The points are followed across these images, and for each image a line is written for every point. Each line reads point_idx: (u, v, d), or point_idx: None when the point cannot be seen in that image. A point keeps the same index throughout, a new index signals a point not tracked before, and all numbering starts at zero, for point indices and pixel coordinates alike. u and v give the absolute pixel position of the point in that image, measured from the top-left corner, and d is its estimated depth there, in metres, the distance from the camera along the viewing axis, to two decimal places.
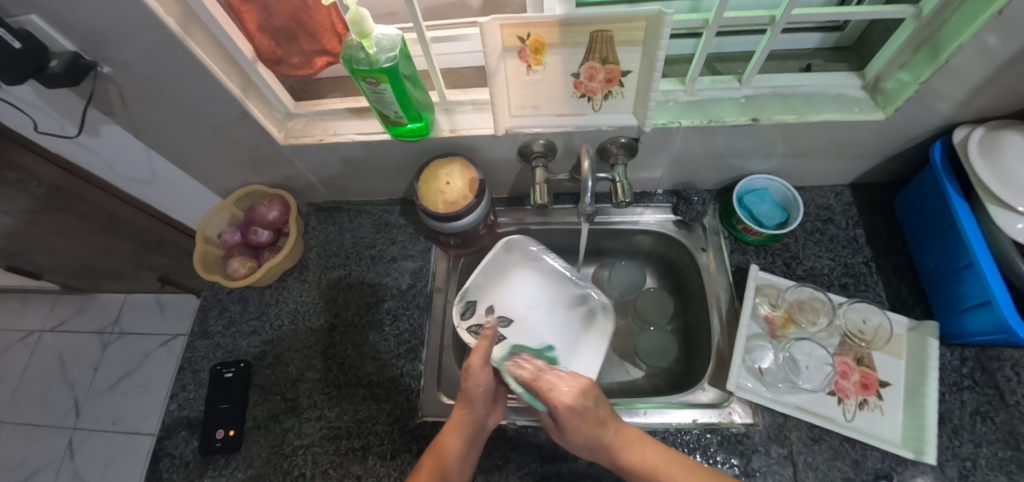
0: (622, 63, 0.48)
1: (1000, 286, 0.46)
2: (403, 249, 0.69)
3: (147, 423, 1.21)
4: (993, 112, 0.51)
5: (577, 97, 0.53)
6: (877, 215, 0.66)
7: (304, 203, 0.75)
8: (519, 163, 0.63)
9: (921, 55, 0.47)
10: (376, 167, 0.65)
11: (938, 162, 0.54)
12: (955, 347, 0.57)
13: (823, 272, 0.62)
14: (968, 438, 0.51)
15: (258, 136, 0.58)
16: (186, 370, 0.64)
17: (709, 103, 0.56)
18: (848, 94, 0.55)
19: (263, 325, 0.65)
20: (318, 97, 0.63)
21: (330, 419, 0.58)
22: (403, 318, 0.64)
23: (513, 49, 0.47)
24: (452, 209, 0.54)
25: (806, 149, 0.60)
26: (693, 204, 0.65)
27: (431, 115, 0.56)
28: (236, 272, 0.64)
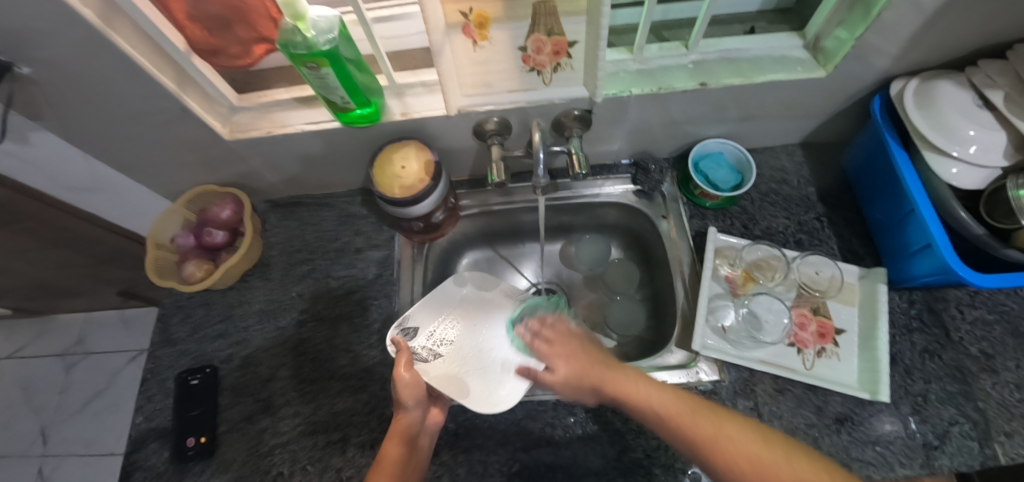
0: (567, 34, 0.48)
1: (940, 229, 0.49)
2: (367, 239, 0.68)
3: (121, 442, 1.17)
4: (927, 64, 0.53)
5: (527, 72, 0.52)
6: (827, 173, 0.68)
7: (260, 201, 0.72)
8: (476, 144, 0.63)
9: (857, 12, 0.48)
10: (330, 158, 0.64)
11: (879, 116, 0.56)
12: (903, 291, 0.60)
13: (779, 230, 0.64)
14: (919, 376, 0.54)
15: (202, 133, 0.56)
16: (151, 381, 0.62)
17: (659, 70, 0.56)
18: (792, 55, 0.56)
19: (229, 327, 0.63)
20: (264, 88, 0.60)
21: (307, 415, 0.57)
22: (373, 308, 0.63)
23: (457, 25, 0.45)
24: (410, 193, 0.54)
25: (756, 112, 0.62)
26: (651, 174, 0.68)
27: (381, 100, 0.55)
28: (192, 276, 0.61)
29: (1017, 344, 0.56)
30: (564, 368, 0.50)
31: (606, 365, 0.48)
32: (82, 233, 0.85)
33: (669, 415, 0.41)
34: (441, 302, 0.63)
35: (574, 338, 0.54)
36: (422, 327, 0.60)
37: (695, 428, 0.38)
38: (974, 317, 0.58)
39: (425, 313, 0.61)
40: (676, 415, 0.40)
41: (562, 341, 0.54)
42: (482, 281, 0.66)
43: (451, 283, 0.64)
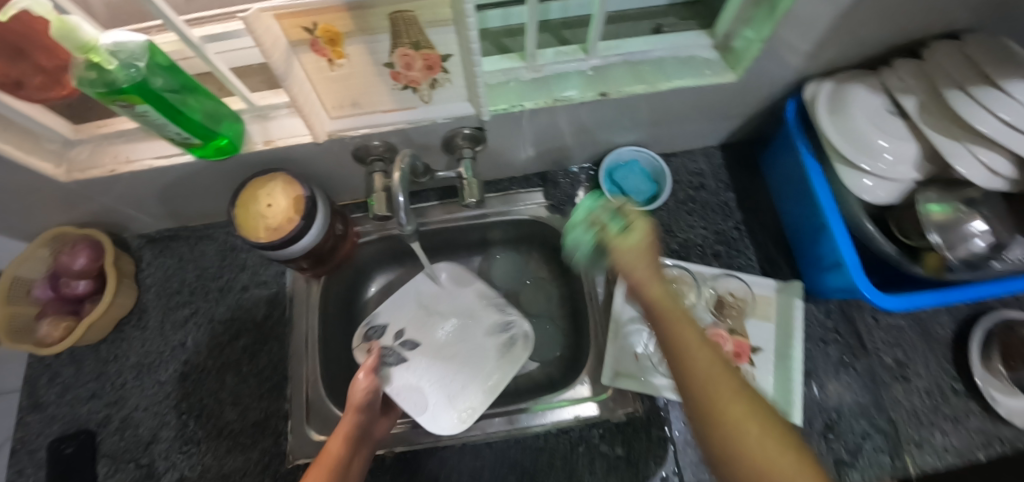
0: (438, 47, 0.41)
1: (849, 248, 0.46)
2: (254, 275, 0.61)
3: None
4: (840, 63, 0.50)
5: (401, 89, 0.45)
6: (747, 174, 0.63)
7: (134, 237, 0.64)
8: (360, 167, 0.56)
9: (762, 10, 0.43)
10: (199, 187, 0.56)
11: (791, 122, 0.52)
12: (820, 301, 0.57)
13: (696, 243, 0.59)
14: (833, 390, 0.53)
15: (27, 173, 0.47)
16: (21, 452, 0.55)
17: (553, 78, 0.50)
18: (700, 56, 0.51)
19: (104, 385, 0.57)
20: (107, 116, 0.51)
21: (193, 479, 0.52)
22: (263, 354, 0.57)
23: (303, 42, 0.38)
24: (276, 236, 0.47)
25: (668, 115, 0.56)
26: (561, 185, 0.61)
27: (234, 125, 0.48)
28: (49, 337, 0.53)
29: (927, 348, 0.55)
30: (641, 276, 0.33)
31: (635, 255, 0.35)
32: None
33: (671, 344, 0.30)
34: (414, 299, 0.64)
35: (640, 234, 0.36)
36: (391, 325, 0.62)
37: (707, 381, 0.27)
38: (887, 323, 0.56)
39: (396, 314, 0.63)
40: (676, 346, 0.29)
41: (634, 244, 0.36)
42: (459, 275, 0.65)
43: (424, 277, 0.65)
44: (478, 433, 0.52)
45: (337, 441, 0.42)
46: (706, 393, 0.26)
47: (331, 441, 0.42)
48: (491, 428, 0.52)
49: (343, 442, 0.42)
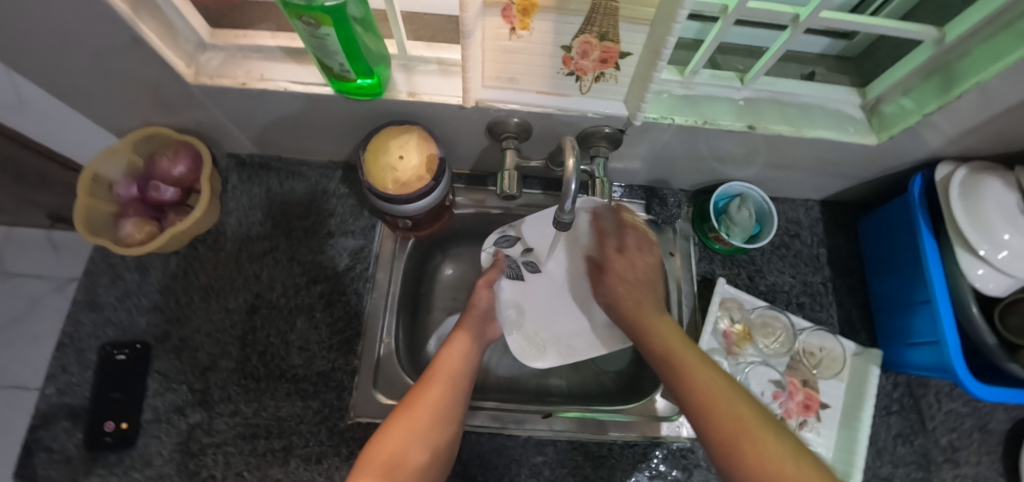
0: (622, 42, 0.40)
1: (951, 329, 0.47)
2: (343, 222, 0.60)
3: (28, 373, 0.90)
4: (977, 151, 0.50)
5: (565, 75, 0.45)
6: (840, 235, 0.65)
7: (224, 155, 0.63)
8: (487, 140, 0.56)
9: (931, 83, 0.44)
10: (314, 124, 0.55)
11: (916, 197, 0.52)
12: (890, 372, 0.58)
13: (784, 289, 0.61)
14: (889, 459, 0.54)
15: (156, 70, 0.45)
16: (68, 349, 0.53)
17: (705, 100, 0.50)
18: (846, 112, 0.52)
19: (168, 300, 0.55)
20: (242, 27, 0.49)
21: (247, 415, 0.51)
22: (339, 304, 0.56)
23: (495, 6, 0.37)
24: (405, 191, 0.47)
25: (789, 162, 0.57)
26: (668, 206, 0.63)
27: (386, 70, 0.46)
28: (130, 238, 0.52)
29: (982, 439, 0.56)
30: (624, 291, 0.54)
31: (643, 308, 0.51)
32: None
33: (711, 412, 0.37)
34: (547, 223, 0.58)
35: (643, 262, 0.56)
36: (524, 240, 0.59)
37: (754, 444, 0.33)
38: (950, 408, 0.57)
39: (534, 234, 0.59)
40: (710, 403, 0.38)
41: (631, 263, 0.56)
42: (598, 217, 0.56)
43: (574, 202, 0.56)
44: (543, 429, 0.52)
45: (447, 358, 0.49)
46: (713, 399, 0.38)
47: (442, 356, 0.49)
48: (558, 426, 0.53)
49: (453, 358, 0.49)
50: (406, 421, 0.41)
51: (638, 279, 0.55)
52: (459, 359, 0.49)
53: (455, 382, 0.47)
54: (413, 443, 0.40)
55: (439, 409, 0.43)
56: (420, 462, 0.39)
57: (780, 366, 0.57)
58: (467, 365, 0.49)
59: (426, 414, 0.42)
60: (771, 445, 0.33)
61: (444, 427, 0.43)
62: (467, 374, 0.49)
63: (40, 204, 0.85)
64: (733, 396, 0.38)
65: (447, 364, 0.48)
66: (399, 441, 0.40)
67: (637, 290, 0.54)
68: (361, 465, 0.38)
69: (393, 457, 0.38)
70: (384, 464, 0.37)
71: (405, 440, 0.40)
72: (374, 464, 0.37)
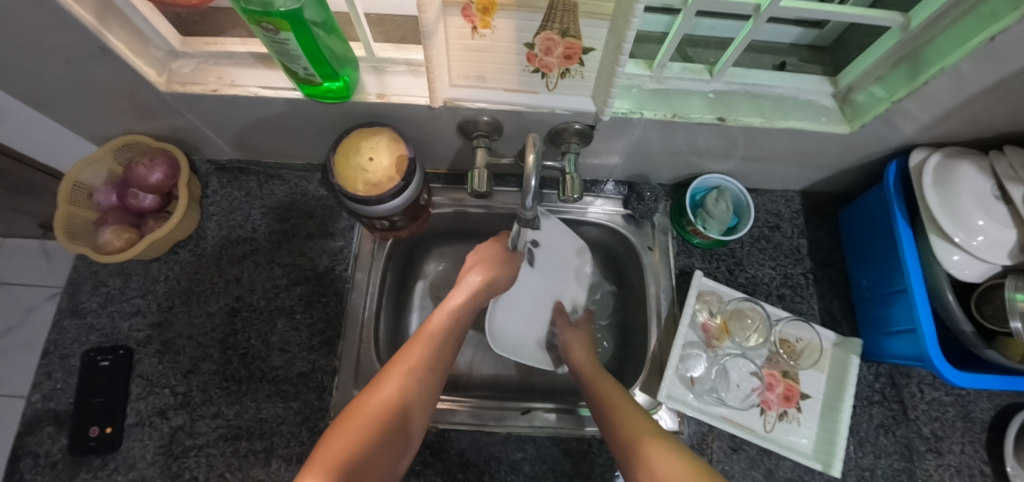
0: (584, 38, 0.40)
1: (927, 317, 0.47)
2: (323, 225, 0.61)
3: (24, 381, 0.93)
4: (950, 137, 0.50)
5: (531, 72, 0.45)
6: (821, 225, 0.65)
7: (204, 161, 0.63)
8: (460, 139, 0.56)
9: (898, 72, 0.44)
10: (289, 128, 0.55)
11: (891, 185, 0.52)
12: (872, 362, 0.58)
13: (763, 281, 0.61)
14: (870, 450, 0.54)
15: (128, 78, 0.46)
16: (52, 355, 0.53)
17: (675, 93, 0.50)
18: (818, 102, 0.51)
19: (150, 304, 0.56)
20: (214, 34, 0.50)
21: (228, 417, 0.51)
22: (319, 305, 0.57)
23: (455, 5, 0.37)
24: (375, 192, 0.47)
25: (765, 154, 0.57)
26: (645, 200, 0.62)
27: (353, 71, 0.46)
28: (109, 246, 0.53)
29: (965, 428, 0.55)
30: (578, 355, 0.54)
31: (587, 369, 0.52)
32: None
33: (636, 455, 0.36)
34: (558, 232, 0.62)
35: (582, 332, 0.60)
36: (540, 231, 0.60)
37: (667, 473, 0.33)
38: (932, 397, 0.56)
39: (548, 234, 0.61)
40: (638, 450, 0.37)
41: (577, 333, 0.59)
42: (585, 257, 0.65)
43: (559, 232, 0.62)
44: (524, 425, 0.53)
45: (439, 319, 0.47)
46: (635, 430, 0.39)
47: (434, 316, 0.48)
48: (539, 422, 0.53)
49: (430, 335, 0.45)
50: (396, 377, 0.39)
51: (577, 336, 0.58)
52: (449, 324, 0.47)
53: (444, 345, 0.45)
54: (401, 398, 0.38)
55: (426, 370, 0.42)
56: (406, 416, 0.38)
57: (759, 358, 0.57)
58: (457, 326, 0.48)
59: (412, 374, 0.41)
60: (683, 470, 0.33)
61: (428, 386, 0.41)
62: (455, 337, 0.47)
63: (30, 213, 0.86)
64: (647, 430, 0.39)
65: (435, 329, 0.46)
66: (388, 393, 0.38)
67: (584, 348, 0.56)
68: (346, 413, 0.36)
69: (380, 411, 0.36)
70: (371, 416, 0.35)
71: (396, 393, 0.38)
72: (361, 414, 0.35)
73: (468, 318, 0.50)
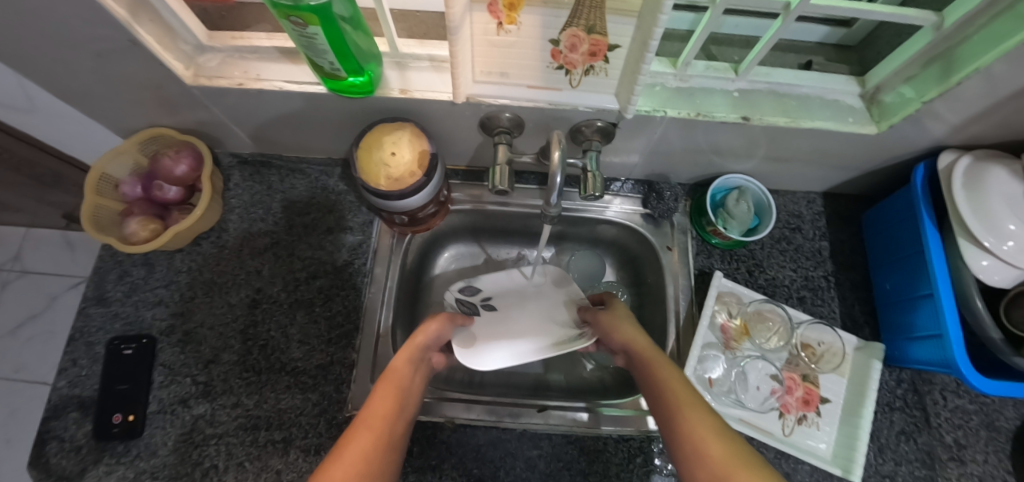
0: (611, 35, 0.39)
1: (954, 322, 0.46)
2: (342, 219, 0.61)
3: (45, 367, 0.95)
4: (982, 140, 0.49)
5: (554, 69, 0.44)
6: (843, 228, 0.64)
7: (226, 154, 0.64)
8: (479, 135, 0.56)
9: (931, 70, 0.43)
10: (311, 122, 0.56)
11: (918, 188, 0.51)
12: (893, 368, 0.57)
13: (784, 283, 0.60)
14: (891, 456, 0.53)
15: (156, 71, 0.46)
16: (78, 343, 0.54)
17: (699, 92, 0.50)
18: (846, 102, 0.51)
19: (173, 295, 0.57)
20: (240, 28, 0.50)
21: (248, 408, 0.52)
22: (337, 299, 0.57)
23: (482, 1, 0.37)
24: (397, 186, 0.48)
25: (788, 154, 0.56)
26: (664, 199, 0.61)
27: (378, 67, 0.47)
28: (135, 236, 0.54)
29: (989, 437, 0.54)
30: (625, 332, 0.48)
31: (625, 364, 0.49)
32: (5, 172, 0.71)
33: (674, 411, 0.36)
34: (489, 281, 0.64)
35: (621, 310, 0.53)
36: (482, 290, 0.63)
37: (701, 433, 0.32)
38: (956, 404, 0.55)
39: (490, 284, 0.63)
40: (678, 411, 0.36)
41: (616, 314, 0.52)
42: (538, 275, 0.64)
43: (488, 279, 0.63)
44: (539, 422, 0.53)
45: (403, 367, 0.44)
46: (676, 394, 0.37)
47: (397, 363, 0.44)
48: (554, 420, 0.53)
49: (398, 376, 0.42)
50: (371, 426, 0.35)
51: (618, 317, 0.51)
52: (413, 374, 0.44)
53: (411, 397, 0.42)
54: (380, 454, 0.33)
55: (397, 422, 0.37)
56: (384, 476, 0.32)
57: (779, 361, 0.56)
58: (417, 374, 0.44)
59: (387, 425, 0.36)
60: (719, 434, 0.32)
61: (398, 444, 0.36)
62: (417, 391, 0.43)
63: (55, 204, 0.88)
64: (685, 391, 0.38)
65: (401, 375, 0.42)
66: (366, 445, 0.33)
67: (626, 319, 0.50)
68: (326, 465, 0.30)
69: (361, 466, 0.31)
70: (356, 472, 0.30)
71: (374, 448, 0.33)
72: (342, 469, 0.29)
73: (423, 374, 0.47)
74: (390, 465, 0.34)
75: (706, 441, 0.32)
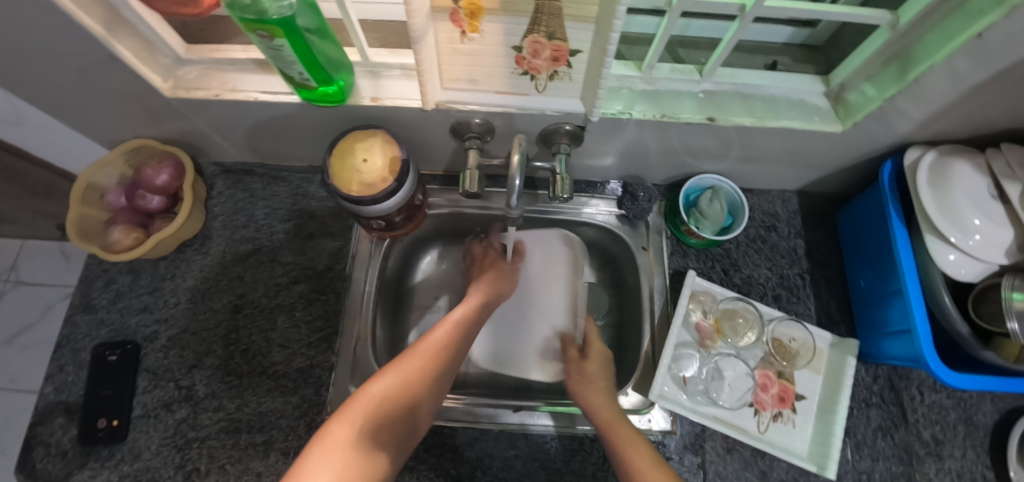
0: (570, 41, 0.40)
1: (922, 317, 0.46)
2: (322, 225, 0.62)
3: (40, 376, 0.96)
4: (947, 136, 0.49)
5: (520, 75, 0.45)
6: (818, 226, 0.65)
7: (210, 163, 0.66)
8: (453, 141, 0.57)
9: (889, 69, 0.43)
10: (289, 131, 0.57)
11: (887, 185, 0.52)
12: (870, 364, 0.58)
13: (759, 281, 0.61)
14: (868, 453, 0.53)
15: (135, 84, 0.48)
16: (65, 349, 0.56)
17: (665, 94, 0.51)
18: (810, 101, 0.51)
19: (157, 301, 0.58)
20: (218, 41, 0.52)
21: (229, 411, 0.53)
22: (317, 303, 0.58)
23: (444, 10, 0.38)
24: (369, 192, 0.49)
25: (758, 154, 0.57)
26: (638, 201, 0.63)
27: (348, 76, 0.48)
28: (118, 244, 0.56)
29: (967, 432, 0.54)
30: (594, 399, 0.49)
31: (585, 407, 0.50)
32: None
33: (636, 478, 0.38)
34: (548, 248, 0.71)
35: (596, 376, 0.54)
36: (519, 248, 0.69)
37: None
38: (933, 400, 0.55)
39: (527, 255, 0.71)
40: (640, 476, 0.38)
41: (592, 369, 0.54)
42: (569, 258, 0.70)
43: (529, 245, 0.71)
44: (514, 423, 0.53)
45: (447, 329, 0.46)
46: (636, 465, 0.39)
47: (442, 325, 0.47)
48: (529, 420, 0.53)
49: (444, 337, 0.45)
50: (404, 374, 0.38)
51: (593, 373, 0.53)
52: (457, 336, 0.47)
53: (454, 355, 0.45)
54: (405, 396, 0.36)
55: (434, 373, 0.41)
56: (408, 414, 0.36)
57: (752, 358, 0.57)
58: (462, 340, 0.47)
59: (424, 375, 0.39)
60: None
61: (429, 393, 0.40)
62: (460, 351, 0.46)
63: (49, 215, 0.90)
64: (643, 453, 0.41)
65: (443, 339, 0.45)
66: (401, 384, 0.37)
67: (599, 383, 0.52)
68: (363, 390, 0.34)
69: (387, 398, 0.35)
70: (383, 404, 0.34)
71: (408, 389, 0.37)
72: (371, 399, 0.33)
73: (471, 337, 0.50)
74: (418, 408, 0.37)
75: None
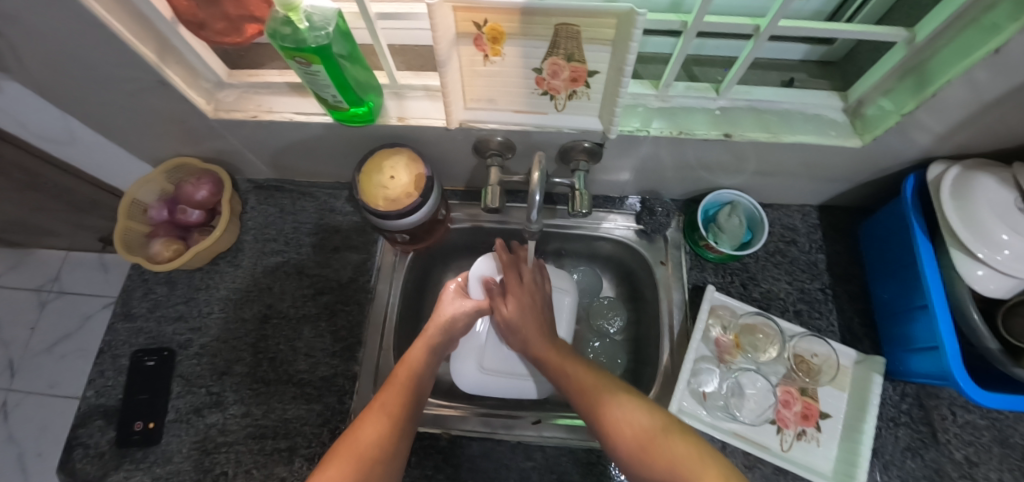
0: (588, 62, 0.42)
1: (950, 333, 0.45)
2: (347, 239, 0.65)
3: (76, 382, 1.00)
4: (969, 149, 0.49)
5: (539, 95, 0.47)
6: (840, 240, 0.64)
7: (243, 180, 0.69)
8: (474, 158, 0.59)
9: (906, 83, 0.44)
10: (319, 149, 0.60)
11: (909, 198, 0.51)
12: (897, 382, 0.56)
13: (779, 296, 0.61)
14: (896, 473, 0.52)
15: (179, 105, 0.51)
16: (106, 355, 0.59)
17: (681, 111, 0.52)
18: (827, 116, 0.52)
19: (192, 310, 0.61)
20: (256, 67, 0.56)
21: (256, 417, 0.55)
22: (341, 314, 0.60)
23: (468, 35, 0.41)
24: (394, 207, 0.51)
25: (776, 169, 0.57)
26: (656, 216, 0.63)
27: (378, 99, 0.51)
28: (159, 255, 0.59)
29: (1004, 454, 0.52)
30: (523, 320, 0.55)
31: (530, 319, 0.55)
32: (51, 199, 0.79)
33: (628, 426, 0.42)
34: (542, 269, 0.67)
35: (529, 278, 0.59)
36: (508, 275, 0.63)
37: (672, 449, 0.39)
38: (965, 419, 0.53)
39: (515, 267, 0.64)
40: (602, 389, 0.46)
41: (525, 288, 0.58)
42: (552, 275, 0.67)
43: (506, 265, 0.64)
44: (533, 435, 0.53)
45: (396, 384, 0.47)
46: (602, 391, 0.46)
47: (389, 384, 0.47)
48: (547, 433, 0.54)
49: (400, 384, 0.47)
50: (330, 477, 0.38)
51: (527, 306, 0.57)
52: (403, 390, 0.46)
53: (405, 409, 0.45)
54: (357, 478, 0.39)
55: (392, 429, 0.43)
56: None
57: (774, 375, 0.56)
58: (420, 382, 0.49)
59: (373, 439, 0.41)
60: (680, 448, 0.40)
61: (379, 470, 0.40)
62: (420, 393, 0.48)
63: (92, 228, 0.95)
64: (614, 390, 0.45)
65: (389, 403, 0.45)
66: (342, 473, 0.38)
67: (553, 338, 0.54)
68: None
69: None
70: None
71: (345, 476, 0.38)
72: None
73: (424, 384, 0.49)
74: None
75: (635, 427, 0.41)
